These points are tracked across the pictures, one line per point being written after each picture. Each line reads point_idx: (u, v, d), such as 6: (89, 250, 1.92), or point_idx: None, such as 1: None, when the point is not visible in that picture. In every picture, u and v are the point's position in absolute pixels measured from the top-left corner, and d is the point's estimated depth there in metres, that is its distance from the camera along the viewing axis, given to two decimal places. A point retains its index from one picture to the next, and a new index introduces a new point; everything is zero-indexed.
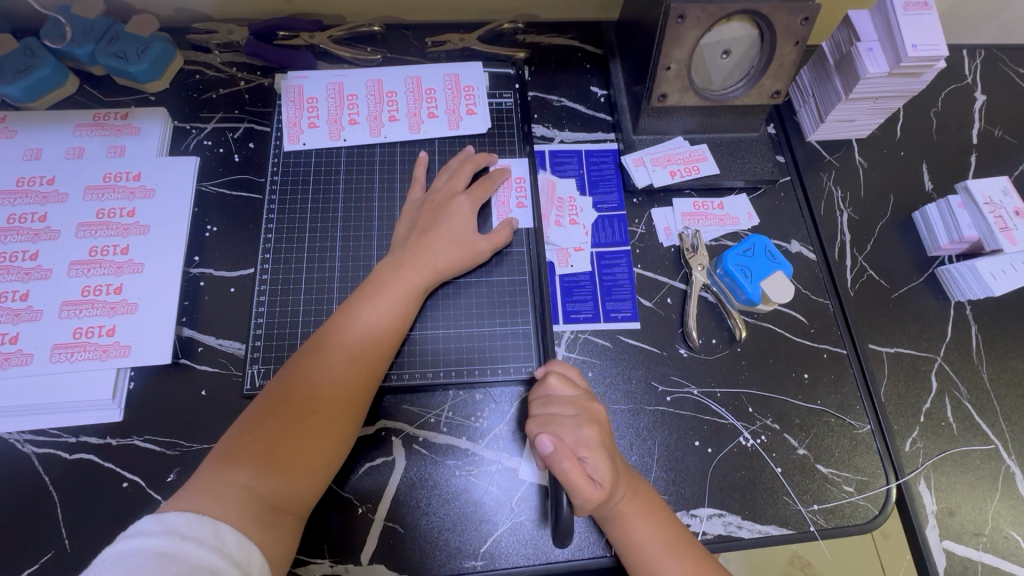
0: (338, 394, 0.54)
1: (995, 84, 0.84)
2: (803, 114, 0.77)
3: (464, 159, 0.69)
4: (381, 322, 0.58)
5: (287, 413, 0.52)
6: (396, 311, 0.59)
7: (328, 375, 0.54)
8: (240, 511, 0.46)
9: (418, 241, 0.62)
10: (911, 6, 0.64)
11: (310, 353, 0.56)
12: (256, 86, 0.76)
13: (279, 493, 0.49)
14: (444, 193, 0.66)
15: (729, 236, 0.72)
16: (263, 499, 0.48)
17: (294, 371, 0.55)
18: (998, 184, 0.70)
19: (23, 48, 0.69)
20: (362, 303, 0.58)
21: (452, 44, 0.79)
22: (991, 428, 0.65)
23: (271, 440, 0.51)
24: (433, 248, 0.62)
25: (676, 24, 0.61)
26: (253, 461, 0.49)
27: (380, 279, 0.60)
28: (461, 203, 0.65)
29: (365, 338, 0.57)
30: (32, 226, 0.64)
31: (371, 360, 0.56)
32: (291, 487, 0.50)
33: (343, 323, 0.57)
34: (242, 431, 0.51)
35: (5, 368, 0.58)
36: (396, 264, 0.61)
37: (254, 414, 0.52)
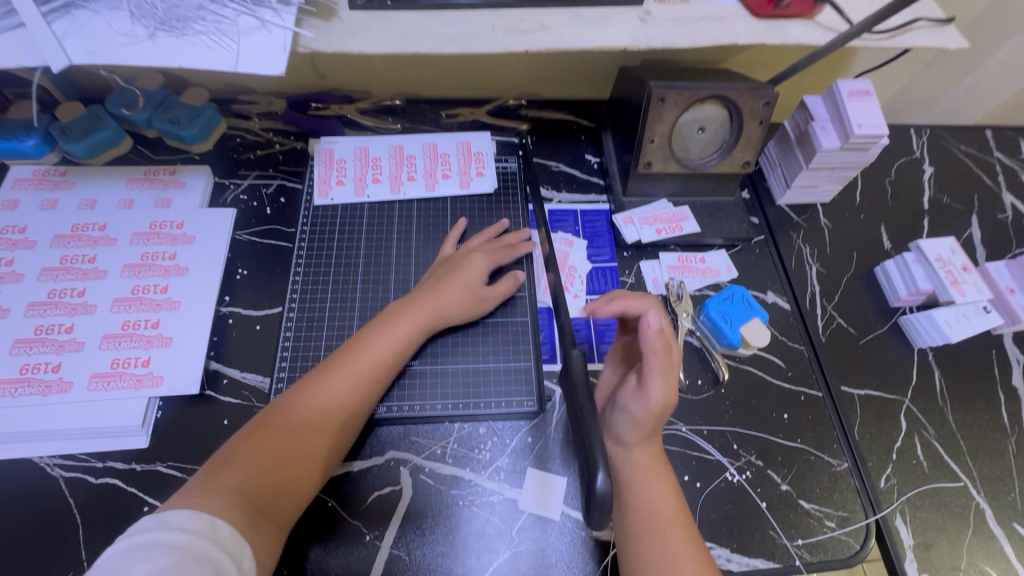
0: (334, 415, 0.58)
1: (940, 158, 0.96)
2: (772, 181, 0.87)
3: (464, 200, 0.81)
4: (386, 353, 0.63)
5: (283, 427, 0.56)
6: (400, 344, 0.64)
7: (328, 396, 0.59)
8: (230, 509, 0.49)
9: (433, 284, 0.69)
10: (856, 92, 0.74)
11: (314, 376, 0.60)
12: (290, 150, 0.86)
13: (266, 499, 0.52)
14: (461, 251, 0.74)
15: (710, 286, 0.80)
16: (253, 503, 0.51)
17: (297, 390, 0.59)
18: (946, 244, 0.79)
19: (90, 114, 0.79)
20: (371, 334, 0.64)
21: (463, 117, 0.91)
22: (959, 466, 0.70)
23: (266, 451, 0.54)
24: (445, 292, 0.68)
25: (657, 105, 0.72)
26: (247, 467, 0.53)
27: (392, 313, 0.66)
28: (476, 256, 0.72)
29: (368, 367, 0.61)
30: (82, 266, 0.70)
31: (369, 387, 0.61)
32: (278, 495, 0.53)
33: (352, 350, 0.62)
34: (242, 439, 0.55)
35: (46, 395, 0.62)
36: (407, 302, 0.67)
37: (253, 426, 0.56)
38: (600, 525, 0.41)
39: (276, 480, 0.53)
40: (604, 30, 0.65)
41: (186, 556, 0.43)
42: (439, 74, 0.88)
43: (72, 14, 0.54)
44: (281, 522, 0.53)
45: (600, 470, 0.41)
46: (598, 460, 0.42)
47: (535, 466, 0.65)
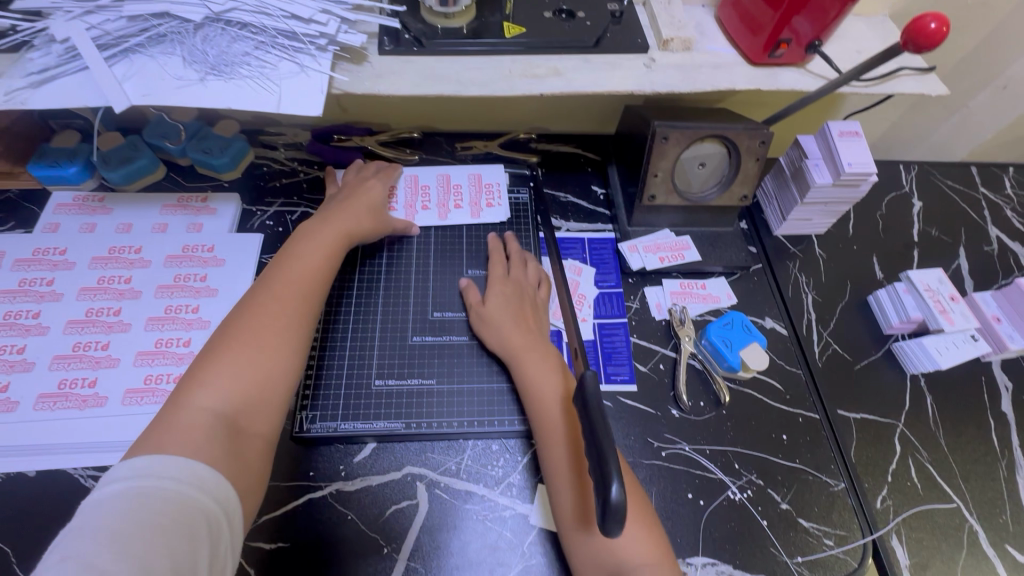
0: (286, 321, 0.61)
1: (929, 193, 1.01)
2: (769, 213, 0.92)
3: (359, 168, 0.86)
4: (314, 265, 0.68)
5: (232, 347, 0.58)
6: (326, 255, 0.70)
7: (269, 307, 0.62)
8: (209, 428, 0.51)
9: (341, 206, 0.77)
10: (845, 133, 0.80)
11: (249, 298, 0.63)
12: (314, 178, 0.91)
13: (243, 411, 0.55)
14: (355, 181, 0.83)
15: (712, 312, 0.84)
16: (227, 415, 0.53)
17: (238, 314, 0.61)
18: (934, 275, 0.84)
19: (128, 143, 0.85)
20: (293, 254, 0.68)
21: (478, 149, 0.96)
22: (951, 487, 0.73)
23: (228, 369, 0.56)
24: (353, 212, 0.76)
25: (661, 143, 0.77)
26: (210, 389, 0.54)
27: (310, 231, 0.72)
28: (376, 184, 0.82)
29: (300, 278, 0.66)
30: (119, 286, 0.75)
31: (309, 291, 0.65)
32: (253, 403, 0.56)
33: (279, 270, 0.66)
34: (196, 368, 0.56)
35: (83, 409, 0.66)
36: (321, 221, 0.74)
37: (201, 359, 0.57)
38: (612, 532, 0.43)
39: (249, 391, 0.56)
40: (612, 75, 0.71)
41: (170, 507, 0.45)
42: (456, 110, 0.94)
43: (129, 59, 0.60)
44: (266, 426, 0.56)
45: (615, 481, 0.43)
46: (613, 470, 0.44)
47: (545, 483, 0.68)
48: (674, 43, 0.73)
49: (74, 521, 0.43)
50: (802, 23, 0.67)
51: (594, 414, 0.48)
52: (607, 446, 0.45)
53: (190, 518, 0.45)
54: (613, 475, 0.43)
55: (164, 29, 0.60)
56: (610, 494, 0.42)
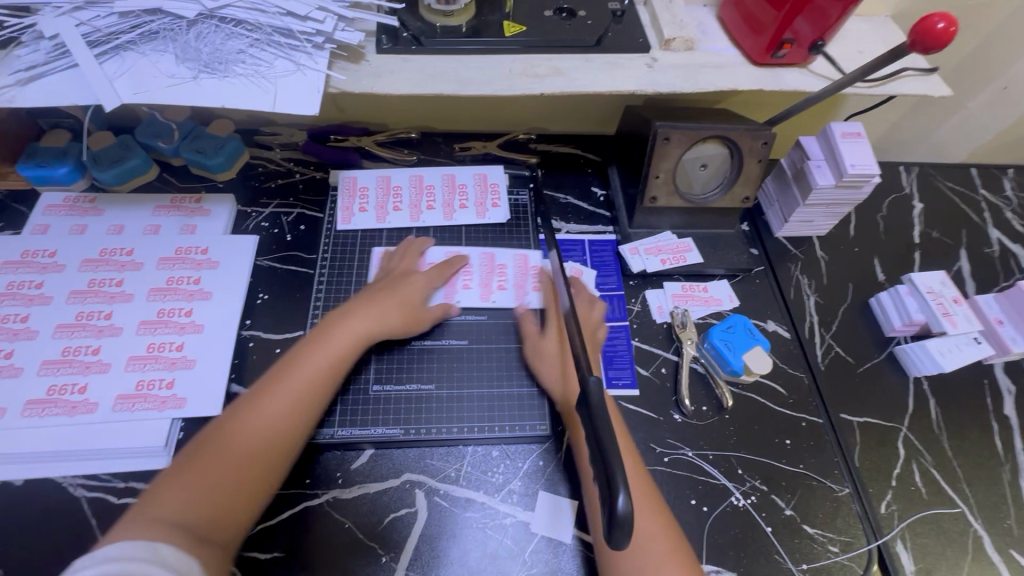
0: (271, 435, 0.58)
1: (929, 194, 1.00)
2: (771, 215, 0.91)
3: (407, 246, 0.79)
4: (322, 369, 0.63)
5: (212, 454, 0.55)
6: (338, 358, 0.65)
7: (261, 417, 0.58)
8: (167, 535, 0.47)
9: (372, 296, 0.71)
10: (848, 134, 0.79)
11: (250, 397, 0.60)
12: (310, 179, 0.89)
13: (205, 522, 0.51)
14: (400, 269, 0.76)
15: (713, 315, 0.83)
16: (191, 525, 0.50)
17: (237, 410, 0.59)
18: (937, 277, 0.83)
19: (120, 143, 0.83)
20: (303, 351, 0.64)
21: (476, 149, 0.94)
22: (956, 492, 0.72)
23: (201, 474, 0.53)
24: (381, 307, 0.70)
25: (663, 144, 0.76)
26: (179, 493, 0.52)
27: (330, 324, 0.68)
28: (417, 278, 0.75)
29: (301, 386, 0.61)
30: (110, 289, 0.73)
31: (305, 402, 0.61)
32: (218, 518, 0.52)
33: (286, 367, 0.62)
34: (187, 460, 0.55)
35: (72, 415, 0.64)
36: (346, 313, 0.69)
37: (187, 453, 0.56)
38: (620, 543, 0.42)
39: (219, 503, 0.52)
40: (614, 75, 0.70)
41: None
42: (454, 110, 0.93)
43: (120, 56, 0.58)
44: (229, 547, 0.51)
45: (621, 492, 0.42)
46: (619, 480, 0.42)
47: (546, 489, 0.67)
48: (676, 43, 0.72)
49: None
50: (805, 23, 0.67)
51: (600, 419, 0.47)
52: (612, 454, 0.44)
53: None
54: (620, 486, 0.42)
55: (157, 25, 0.58)
56: (617, 503, 0.41)
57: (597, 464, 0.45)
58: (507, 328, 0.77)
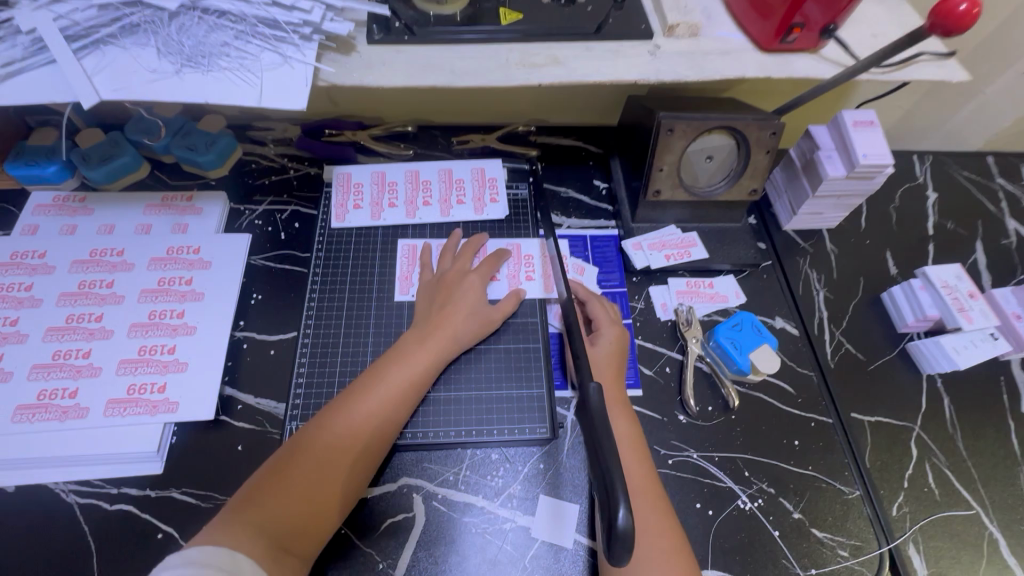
0: (356, 449, 0.59)
1: (944, 184, 0.97)
2: (778, 207, 0.89)
3: (459, 244, 0.78)
4: (404, 385, 0.64)
5: (306, 462, 0.56)
6: (420, 374, 0.65)
7: (350, 431, 0.59)
8: (255, 543, 0.49)
9: (441, 314, 0.69)
10: (860, 123, 0.76)
11: (332, 412, 0.60)
12: (304, 175, 0.87)
13: (292, 532, 0.52)
14: (456, 272, 0.75)
15: (719, 312, 0.80)
16: (280, 539, 0.51)
17: (319, 425, 0.59)
18: (952, 271, 0.80)
19: (109, 141, 0.81)
20: (389, 369, 0.64)
21: (474, 143, 0.93)
22: (971, 494, 0.70)
23: (292, 482, 0.54)
24: (457, 321, 0.70)
25: (666, 135, 0.74)
26: (279, 499, 0.53)
27: (409, 344, 0.67)
28: (473, 280, 0.73)
29: (386, 402, 0.62)
30: (100, 291, 0.71)
31: (389, 420, 0.62)
32: (302, 530, 0.53)
33: (369, 387, 0.63)
34: (270, 472, 0.55)
35: (63, 421, 0.63)
36: (422, 334, 0.68)
37: (274, 462, 0.56)
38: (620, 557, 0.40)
39: (302, 519, 0.54)
40: (615, 64, 0.67)
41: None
42: (451, 102, 0.90)
43: (100, 50, 0.56)
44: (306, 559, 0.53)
45: (621, 505, 0.40)
46: (618, 492, 0.40)
47: (547, 492, 0.65)
48: (680, 29, 0.69)
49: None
50: (815, 7, 0.63)
51: (599, 427, 0.45)
52: (612, 464, 0.42)
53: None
54: (619, 500, 0.40)
55: (137, 18, 0.56)
56: (616, 516, 0.40)
57: (596, 474, 0.43)
58: (538, 327, 0.75)
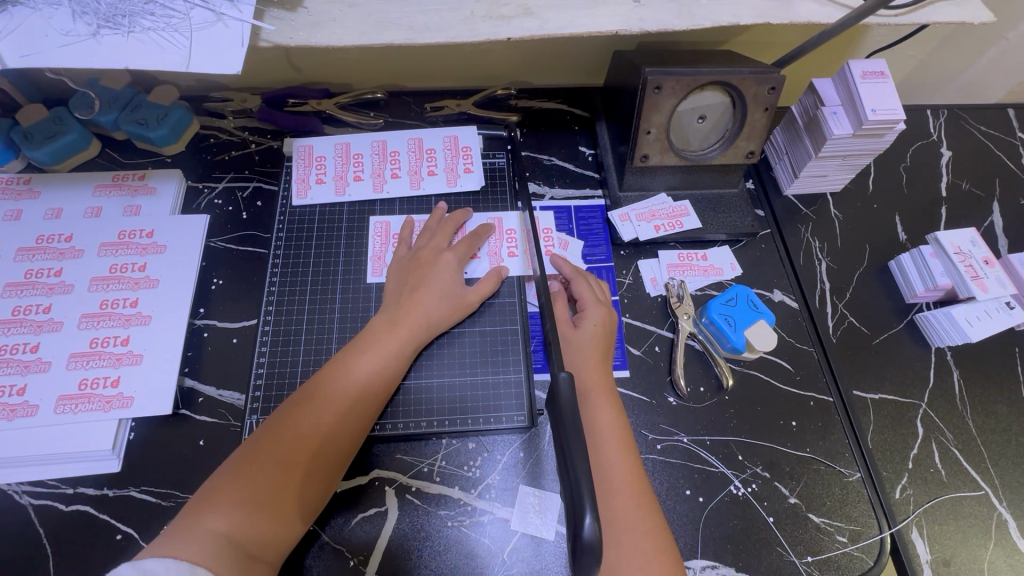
0: (323, 448, 0.55)
1: (960, 140, 0.89)
2: (779, 170, 0.82)
3: (441, 219, 0.72)
4: (372, 375, 0.59)
5: (269, 463, 0.52)
6: (389, 363, 0.61)
7: (315, 426, 0.55)
8: (216, 555, 0.46)
9: (410, 297, 0.64)
10: (869, 74, 0.69)
11: (294, 408, 0.56)
12: (266, 149, 0.81)
13: (256, 539, 0.49)
14: (431, 250, 0.69)
15: (713, 286, 0.75)
16: (240, 548, 0.48)
17: (280, 423, 0.55)
18: (966, 235, 0.74)
19: (52, 117, 0.74)
20: (353, 359, 0.60)
21: (449, 109, 0.84)
22: (980, 474, 0.66)
23: (252, 485, 0.51)
24: (428, 304, 0.64)
25: (653, 93, 0.67)
26: (240, 505, 0.49)
27: (375, 331, 0.62)
28: (449, 259, 0.68)
29: (353, 394, 0.58)
30: (48, 280, 0.67)
31: (359, 415, 0.58)
32: (267, 537, 0.50)
33: (331, 379, 0.58)
34: (228, 476, 0.51)
35: (10, 419, 0.59)
36: (390, 319, 0.63)
37: (233, 465, 0.52)
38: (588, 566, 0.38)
39: (265, 526, 0.50)
40: (593, 13, 0.60)
41: None
42: (421, 64, 0.83)
43: (9, 12, 0.50)
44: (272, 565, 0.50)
45: (588, 513, 0.38)
46: (585, 499, 0.39)
47: (527, 482, 0.62)
48: None
49: None
50: None
51: (568, 425, 0.43)
52: (579, 465, 0.41)
53: None
54: (586, 507, 0.39)
55: None
56: (583, 525, 0.38)
57: (564, 478, 0.41)
58: (517, 307, 0.70)
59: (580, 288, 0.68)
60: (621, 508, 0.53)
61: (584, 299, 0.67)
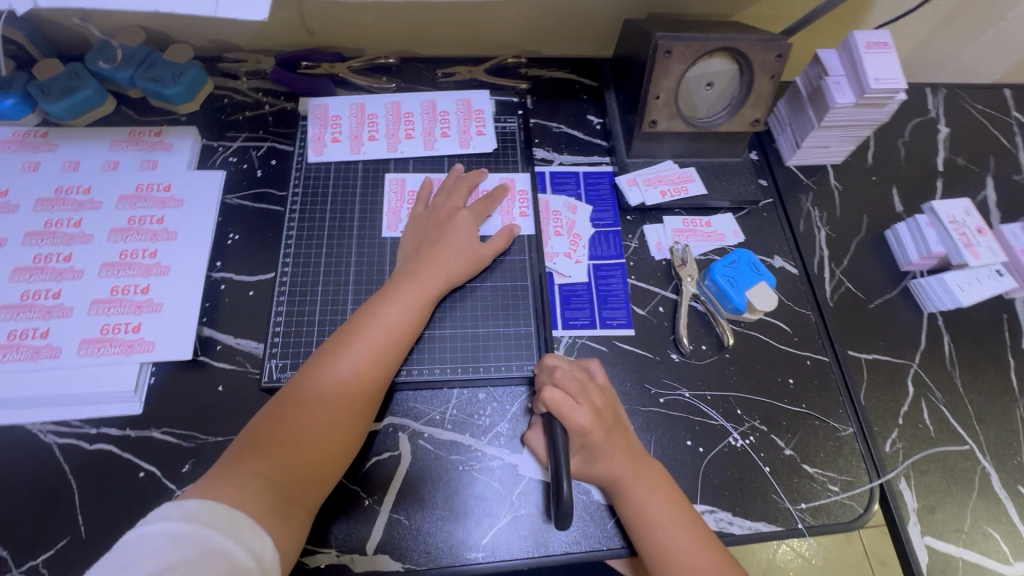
0: (351, 398, 0.57)
1: (957, 117, 0.92)
2: (782, 141, 0.84)
3: (457, 178, 0.74)
4: (397, 326, 0.61)
5: (301, 414, 0.55)
6: (412, 315, 0.62)
7: (345, 375, 0.57)
8: (256, 499, 0.49)
9: (429, 252, 0.66)
10: (873, 45, 0.71)
11: (321, 361, 0.58)
12: (280, 110, 0.82)
13: (293, 485, 0.52)
14: (447, 209, 0.71)
15: (716, 251, 0.77)
16: (280, 493, 0.51)
17: (310, 375, 0.57)
18: (961, 205, 0.76)
19: (69, 72, 0.75)
20: (375, 313, 0.61)
21: (461, 75, 0.86)
22: (966, 430, 0.69)
23: (288, 435, 0.54)
24: (446, 260, 0.66)
25: (664, 58, 0.69)
26: (277, 454, 0.52)
27: (397, 285, 0.64)
28: (466, 217, 0.70)
29: (379, 341, 0.60)
30: (68, 230, 0.68)
31: (383, 366, 0.59)
32: (303, 483, 0.53)
33: (355, 333, 0.60)
34: (263, 426, 0.54)
35: (35, 360, 0.61)
36: (410, 274, 0.65)
37: (268, 417, 0.55)
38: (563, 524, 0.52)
39: (301, 475, 0.53)
40: None
41: (206, 554, 0.43)
42: (434, 30, 0.83)
43: None
44: (308, 509, 0.53)
45: (564, 487, 0.52)
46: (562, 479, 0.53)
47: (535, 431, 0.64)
48: None
49: (114, 551, 0.43)
50: None
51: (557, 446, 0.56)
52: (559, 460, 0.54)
53: (210, 558, 0.43)
54: (562, 481, 0.53)
55: None
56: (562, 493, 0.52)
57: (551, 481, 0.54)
58: (527, 265, 0.73)
59: (554, 361, 0.63)
60: (642, 504, 0.57)
61: (570, 364, 0.63)
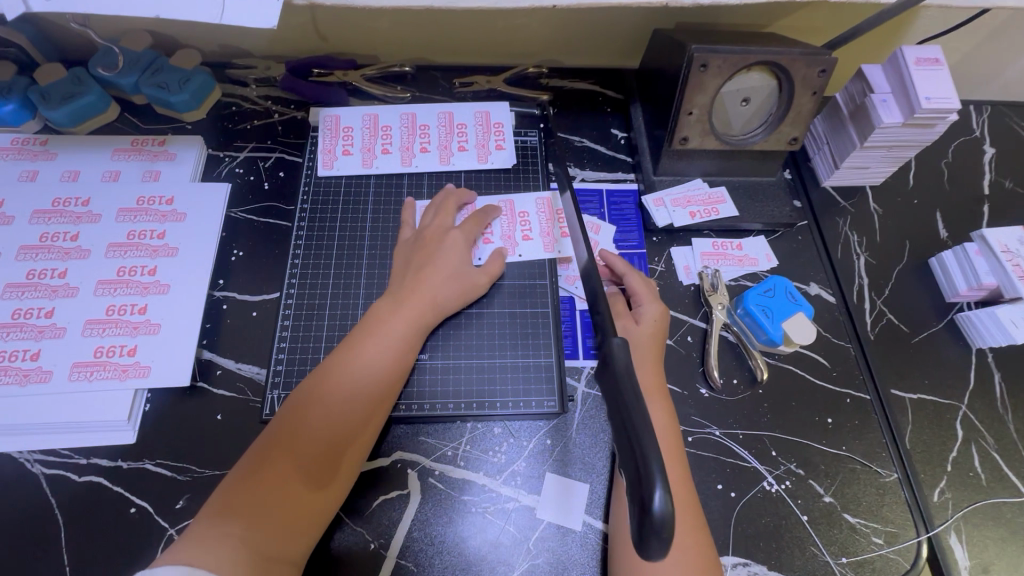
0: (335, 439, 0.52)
1: (1004, 138, 0.86)
2: (818, 160, 0.79)
3: (443, 198, 0.69)
4: (382, 357, 0.57)
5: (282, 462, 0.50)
6: (399, 348, 0.58)
7: (329, 416, 0.53)
8: (235, 561, 0.44)
9: (416, 278, 0.62)
10: (923, 61, 0.66)
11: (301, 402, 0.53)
12: (289, 120, 0.78)
13: (275, 540, 0.47)
14: (436, 228, 0.66)
15: (748, 276, 0.72)
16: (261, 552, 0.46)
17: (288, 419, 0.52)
18: (1014, 233, 0.70)
19: (70, 77, 0.72)
20: (357, 345, 0.57)
21: (479, 85, 0.82)
22: (1021, 479, 0.64)
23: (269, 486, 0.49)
24: (437, 287, 0.62)
25: (698, 72, 0.64)
26: (256, 509, 0.48)
27: (380, 316, 0.59)
28: (456, 237, 0.65)
29: (364, 376, 0.55)
30: (64, 245, 0.65)
31: (370, 401, 0.55)
32: (286, 537, 0.48)
33: (337, 369, 0.55)
34: (239, 479, 0.49)
35: (23, 385, 0.58)
36: (395, 302, 0.60)
37: (246, 468, 0.50)
38: (654, 474, 0.36)
39: (283, 529, 0.48)
40: None
41: None
42: (453, 39, 0.80)
43: None
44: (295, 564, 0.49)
45: (657, 485, 0.36)
46: (654, 470, 0.36)
47: (555, 472, 0.60)
48: None
49: None
50: None
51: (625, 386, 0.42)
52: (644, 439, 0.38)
53: None
54: (655, 479, 0.36)
55: None
56: (653, 498, 0.35)
57: (624, 447, 0.39)
58: (547, 291, 0.68)
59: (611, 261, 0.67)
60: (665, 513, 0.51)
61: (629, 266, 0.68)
